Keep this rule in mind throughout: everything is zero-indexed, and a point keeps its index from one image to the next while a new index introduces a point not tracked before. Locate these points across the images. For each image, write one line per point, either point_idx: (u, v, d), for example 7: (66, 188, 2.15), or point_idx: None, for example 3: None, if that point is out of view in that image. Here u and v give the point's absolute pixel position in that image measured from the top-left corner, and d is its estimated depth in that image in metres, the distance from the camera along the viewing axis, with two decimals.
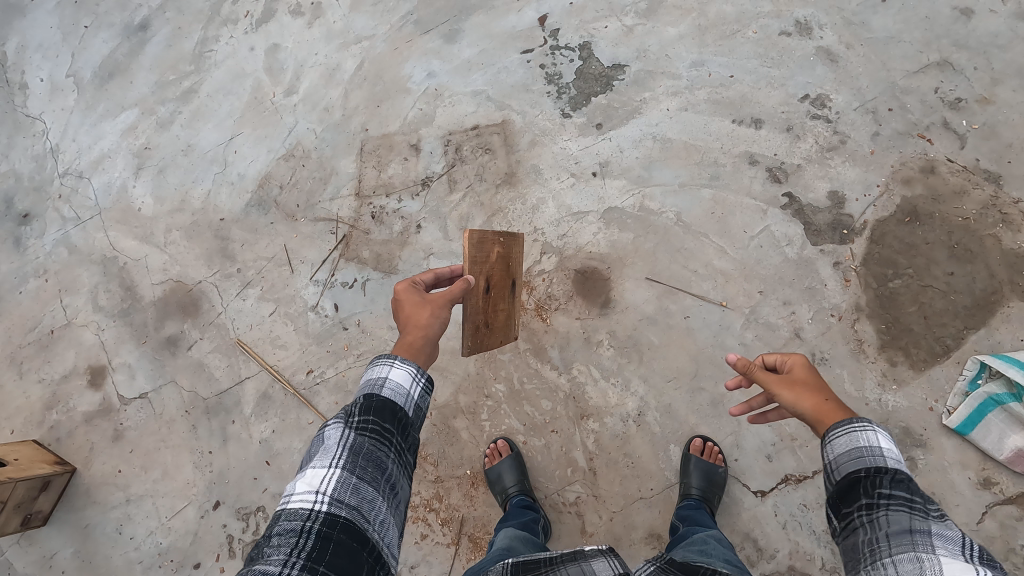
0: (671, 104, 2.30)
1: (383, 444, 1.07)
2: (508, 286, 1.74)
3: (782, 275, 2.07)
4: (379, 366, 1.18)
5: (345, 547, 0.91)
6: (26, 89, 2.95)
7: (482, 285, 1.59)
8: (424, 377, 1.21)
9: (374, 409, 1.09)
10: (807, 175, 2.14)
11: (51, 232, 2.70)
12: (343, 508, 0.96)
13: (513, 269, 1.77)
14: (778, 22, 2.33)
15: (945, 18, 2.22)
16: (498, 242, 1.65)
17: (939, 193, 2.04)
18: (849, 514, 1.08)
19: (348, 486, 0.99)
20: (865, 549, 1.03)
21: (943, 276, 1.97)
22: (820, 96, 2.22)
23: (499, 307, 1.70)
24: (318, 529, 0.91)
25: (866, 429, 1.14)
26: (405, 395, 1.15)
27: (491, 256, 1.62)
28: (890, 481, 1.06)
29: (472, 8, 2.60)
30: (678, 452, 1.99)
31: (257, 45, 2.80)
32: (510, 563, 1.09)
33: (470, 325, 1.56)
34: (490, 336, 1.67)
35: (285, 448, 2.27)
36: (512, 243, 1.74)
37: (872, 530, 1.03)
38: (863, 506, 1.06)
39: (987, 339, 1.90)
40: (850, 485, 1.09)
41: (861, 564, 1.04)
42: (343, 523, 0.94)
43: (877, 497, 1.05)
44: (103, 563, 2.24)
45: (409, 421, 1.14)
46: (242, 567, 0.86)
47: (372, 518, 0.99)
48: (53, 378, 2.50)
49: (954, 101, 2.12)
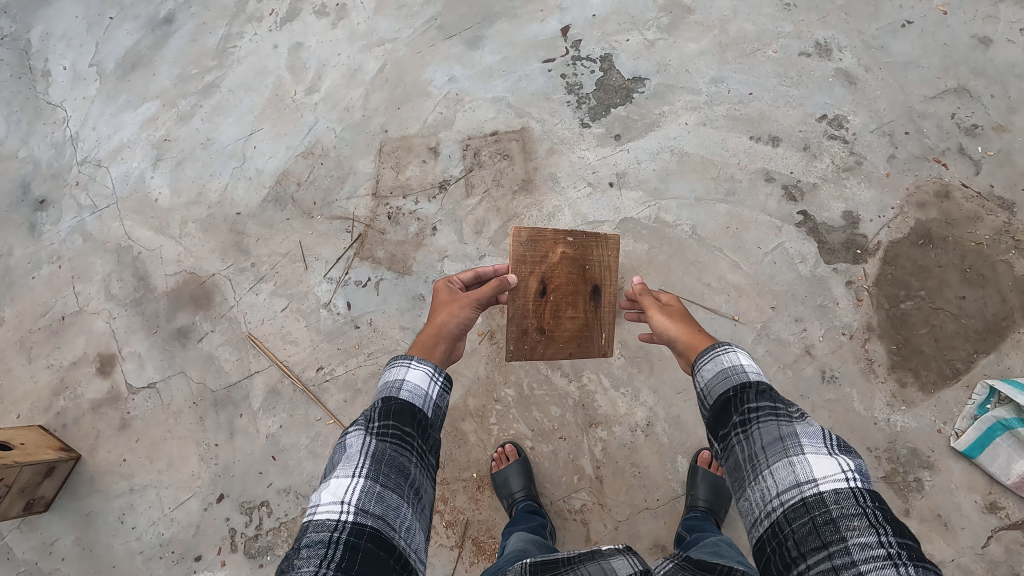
0: (690, 119, 2.33)
1: (404, 449, 1.11)
2: (584, 291, 1.72)
3: (794, 292, 2.08)
4: (396, 370, 1.24)
5: (373, 556, 0.95)
6: (48, 77, 2.97)
7: (532, 285, 1.68)
8: (441, 376, 1.26)
9: (393, 413, 1.14)
10: (822, 195, 2.16)
11: (66, 219, 2.72)
12: (369, 518, 0.99)
13: (593, 272, 1.73)
14: (798, 43, 2.36)
15: (962, 45, 2.26)
16: (563, 241, 1.70)
17: (953, 217, 2.07)
18: (727, 436, 1.14)
19: (372, 494, 1.02)
20: (747, 466, 1.09)
21: (955, 300, 1.99)
22: (838, 117, 2.24)
23: (566, 314, 1.72)
24: (346, 539, 0.95)
25: (728, 351, 1.25)
26: (422, 396, 1.20)
27: (551, 257, 1.69)
28: (756, 395, 1.13)
29: (496, 16, 2.64)
30: (685, 463, 2.00)
31: (280, 43, 2.83)
32: (529, 563, 1.10)
33: (514, 329, 1.69)
34: (550, 343, 1.71)
35: (292, 444, 2.27)
36: (593, 245, 1.72)
37: (748, 447, 1.10)
38: (738, 424, 1.13)
39: (996, 364, 1.92)
40: (723, 406, 1.17)
41: (745, 482, 1.09)
42: (370, 532, 0.97)
43: (748, 412, 1.12)
44: (104, 552, 2.24)
45: (429, 422, 1.18)
46: None
47: (398, 525, 1.02)
48: (62, 364, 2.51)
49: (971, 127, 2.15)
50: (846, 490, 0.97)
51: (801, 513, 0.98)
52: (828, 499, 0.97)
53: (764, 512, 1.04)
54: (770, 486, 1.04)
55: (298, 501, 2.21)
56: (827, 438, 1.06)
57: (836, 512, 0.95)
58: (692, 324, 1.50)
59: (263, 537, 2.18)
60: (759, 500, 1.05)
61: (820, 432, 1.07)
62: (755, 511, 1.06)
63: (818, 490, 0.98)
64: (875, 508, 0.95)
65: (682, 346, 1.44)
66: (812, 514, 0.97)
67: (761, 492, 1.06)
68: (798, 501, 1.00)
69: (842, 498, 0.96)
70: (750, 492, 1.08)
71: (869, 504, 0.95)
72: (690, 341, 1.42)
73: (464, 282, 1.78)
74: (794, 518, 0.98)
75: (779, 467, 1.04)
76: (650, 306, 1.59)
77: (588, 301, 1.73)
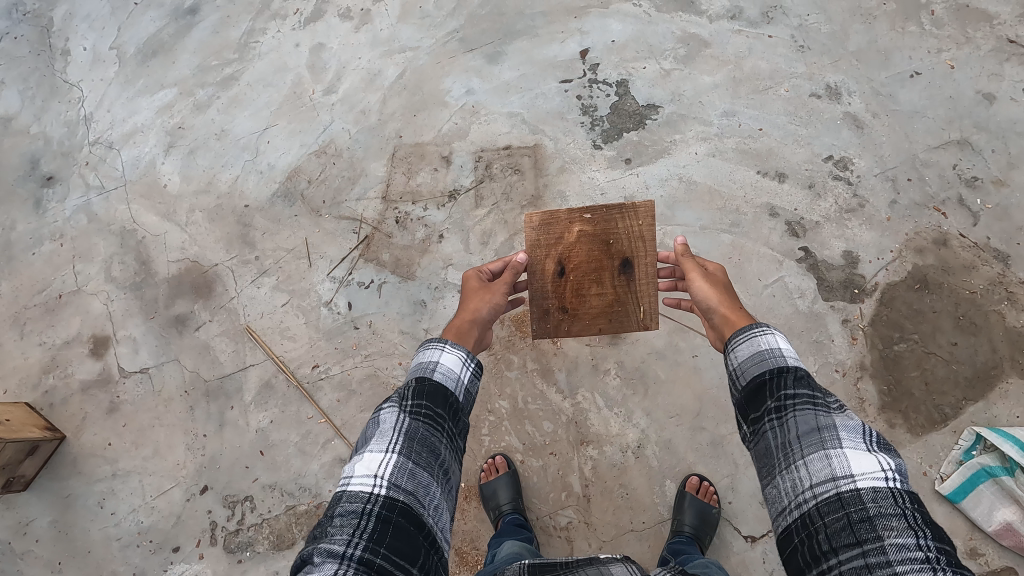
0: (700, 149, 2.38)
1: (436, 430, 1.18)
2: (610, 266, 1.73)
3: (791, 326, 2.12)
4: (432, 352, 1.30)
5: (403, 530, 1.03)
6: (68, 56, 2.99)
7: (550, 267, 1.74)
8: (473, 362, 1.33)
9: (426, 393, 1.21)
10: (824, 233, 2.21)
11: (73, 197, 2.72)
12: (400, 493, 1.07)
13: (618, 246, 1.72)
14: (810, 84, 2.43)
15: (967, 100, 2.33)
16: (578, 220, 1.71)
17: (950, 264, 2.12)
18: (760, 420, 1.16)
19: (404, 470, 1.10)
20: (779, 454, 1.10)
21: (947, 345, 2.03)
22: (844, 159, 2.30)
23: (590, 292, 1.75)
24: (378, 512, 1.03)
25: (765, 333, 1.26)
26: (455, 379, 1.27)
27: (568, 237, 1.72)
28: (794, 382, 1.15)
29: (517, 34, 2.69)
30: (673, 488, 2.01)
31: (302, 42, 2.87)
32: (527, 565, 1.19)
33: (536, 310, 1.77)
34: (575, 321, 1.76)
35: (281, 440, 2.25)
36: (616, 218, 1.71)
37: (782, 434, 1.11)
38: (772, 410, 1.14)
39: (984, 412, 1.95)
40: (757, 390, 1.18)
41: (777, 471, 1.10)
42: (401, 507, 1.05)
43: (784, 399, 1.14)
44: (81, 536, 2.21)
45: (460, 406, 1.26)
46: (310, 544, 1.00)
47: (427, 503, 1.10)
48: (54, 343, 2.49)
49: (971, 179, 2.21)
50: (884, 490, 0.97)
51: (836, 508, 0.99)
52: (865, 497, 0.97)
53: (794, 502, 1.05)
54: (803, 477, 1.06)
55: (282, 498, 2.17)
56: (866, 434, 1.07)
57: (873, 511, 0.95)
58: (732, 297, 1.53)
59: (244, 533, 2.15)
60: (790, 489, 1.07)
61: (859, 427, 1.08)
62: (785, 500, 1.07)
63: (855, 486, 0.99)
64: (914, 510, 0.95)
65: (718, 319, 1.49)
66: (848, 510, 0.97)
67: (792, 482, 1.07)
68: (833, 495, 1.00)
69: (880, 497, 0.96)
70: (781, 481, 1.09)
71: (908, 505, 0.95)
72: (727, 316, 1.46)
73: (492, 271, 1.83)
74: (827, 513, 0.99)
75: (814, 459, 1.05)
76: (693, 271, 1.63)
77: (615, 276, 1.74)
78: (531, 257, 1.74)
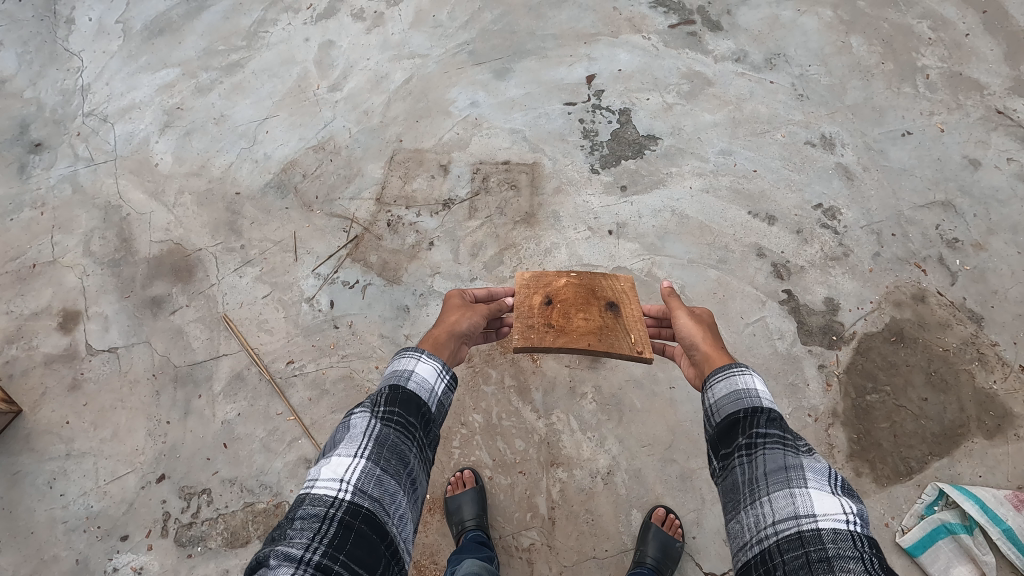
0: (694, 183, 2.43)
1: (406, 438, 1.17)
2: (596, 304, 1.73)
3: (770, 367, 2.13)
4: (407, 360, 1.30)
5: (364, 538, 1.00)
6: (71, 26, 3.01)
7: (537, 300, 1.74)
8: (447, 374, 1.33)
9: (399, 401, 1.20)
10: (808, 278, 2.25)
11: (59, 167, 2.68)
12: (366, 499, 1.04)
13: (603, 292, 1.76)
14: (806, 131, 2.50)
15: (954, 164, 2.40)
16: (566, 274, 1.81)
17: (926, 320, 2.16)
18: (730, 455, 1.18)
19: (371, 476, 1.08)
20: (746, 489, 1.11)
21: (917, 400, 2.05)
22: (832, 209, 2.36)
23: (576, 317, 1.70)
24: (341, 518, 1.00)
25: (743, 373, 1.29)
26: (428, 389, 1.27)
27: (556, 282, 1.78)
28: (767, 421, 1.16)
29: (527, 54, 2.75)
30: (637, 518, 1.98)
31: (312, 37, 2.90)
32: None
33: (519, 325, 1.67)
34: (561, 337, 1.64)
35: (246, 434, 2.17)
36: (600, 278, 1.81)
37: (751, 470, 1.12)
38: (743, 446, 1.16)
39: (949, 468, 1.95)
40: (731, 426, 1.20)
41: (741, 506, 1.11)
42: (365, 514, 1.02)
43: (756, 436, 1.15)
44: (24, 516, 2.09)
45: (432, 416, 1.25)
46: (266, 545, 0.95)
47: (392, 511, 1.07)
48: (21, 313, 2.42)
49: (952, 240, 2.28)
50: (844, 532, 0.95)
51: (796, 547, 0.98)
52: (825, 537, 0.96)
53: (755, 538, 1.05)
54: (766, 514, 1.06)
55: (241, 494, 2.08)
56: (831, 478, 1.07)
57: (831, 552, 0.93)
58: (716, 336, 1.54)
59: (197, 527, 2.04)
60: (753, 525, 1.07)
61: (825, 470, 1.08)
62: (746, 535, 1.07)
63: (817, 526, 0.98)
64: (871, 554, 0.93)
65: (699, 355, 1.49)
66: (808, 549, 0.96)
67: (755, 518, 1.07)
68: (794, 533, 0.99)
69: (840, 539, 0.94)
70: (745, 516, 1.09)
71: (866, 549, 0.93)
72: (709, 353, 1.47)
73: (476, 298, 1.82)
74: (787, 550, 0.98)
75: (779, 497, 1.05)
76: (677, 307, 1.64)
77: (602, 310, 1.71)
78: (517, 292, 1.77)
